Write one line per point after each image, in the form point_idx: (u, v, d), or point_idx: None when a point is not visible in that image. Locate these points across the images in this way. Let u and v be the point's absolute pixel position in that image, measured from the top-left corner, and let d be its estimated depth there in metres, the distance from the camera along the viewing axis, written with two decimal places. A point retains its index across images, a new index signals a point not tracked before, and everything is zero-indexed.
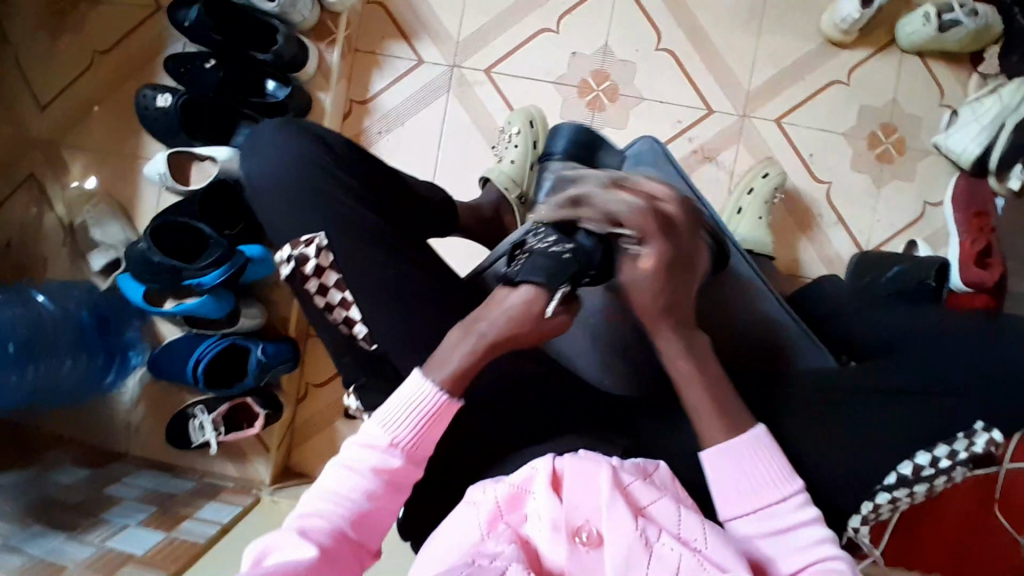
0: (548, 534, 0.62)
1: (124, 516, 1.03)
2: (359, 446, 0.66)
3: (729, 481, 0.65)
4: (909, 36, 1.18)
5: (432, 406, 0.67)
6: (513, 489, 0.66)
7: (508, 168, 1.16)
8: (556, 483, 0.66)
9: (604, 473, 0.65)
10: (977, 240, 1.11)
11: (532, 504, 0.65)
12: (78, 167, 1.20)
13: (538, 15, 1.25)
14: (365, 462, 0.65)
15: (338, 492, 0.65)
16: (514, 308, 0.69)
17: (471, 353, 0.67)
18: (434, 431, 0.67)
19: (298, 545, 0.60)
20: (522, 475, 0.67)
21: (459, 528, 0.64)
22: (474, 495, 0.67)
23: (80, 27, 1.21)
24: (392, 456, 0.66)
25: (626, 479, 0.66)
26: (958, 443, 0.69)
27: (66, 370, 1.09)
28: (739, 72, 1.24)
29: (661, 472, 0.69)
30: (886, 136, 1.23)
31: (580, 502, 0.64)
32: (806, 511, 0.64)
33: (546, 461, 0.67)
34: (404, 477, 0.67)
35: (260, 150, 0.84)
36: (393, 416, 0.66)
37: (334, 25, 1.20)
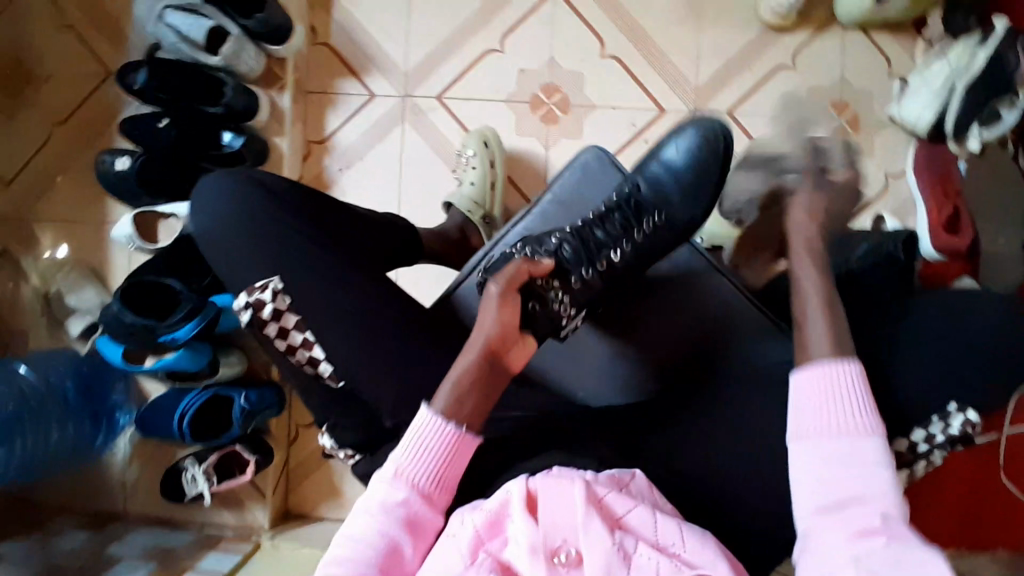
0: (526, 556, 0.62)
1: (126, 574, 1.04)
2: (372, 488, 0.67)
3: (806, 410, 0.61)
4: (850, 10, 1.18)
5: (444, 437, 0.68)
6: (491, 514, 0.66)
7: (469, 190, 1.18)
8: (531, 505, 0.66)
9: (577, 489, 0.65)
10: (944, 207, 1.13)
11: (512, 529, 0.65)
12: (49, 238, 1.22)
13: (482, 36, 1.27)
14: (381, 498, 0.66)
15: (359, 533, 0.64)
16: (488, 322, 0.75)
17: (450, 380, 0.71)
18: (449, 469, 0.68)
19: None
20: (497, 499, 0.66)
21: (444, 560, 0.63)
22: (453, 527, 0.66)
23: (37, 103, 1.24)
24: (399, 488, 0.66)
25: (602, 491, 0.66)
26: (934, 426, 0.73)
27: (56, 438, 1.12)
28: (687, 69, 1.25)
29: (639, 481, 0.70)
30: (841, 113, 1.24)
31: (557, 521, 0.64)
32: (870, 443, 0.58)
33: (519, 483, 0.66)
34: (429, 518, 0.67)
35: (206, 200, 0.85)
36: (401, 449, 0.68)
37: (281, 71, 1.22)
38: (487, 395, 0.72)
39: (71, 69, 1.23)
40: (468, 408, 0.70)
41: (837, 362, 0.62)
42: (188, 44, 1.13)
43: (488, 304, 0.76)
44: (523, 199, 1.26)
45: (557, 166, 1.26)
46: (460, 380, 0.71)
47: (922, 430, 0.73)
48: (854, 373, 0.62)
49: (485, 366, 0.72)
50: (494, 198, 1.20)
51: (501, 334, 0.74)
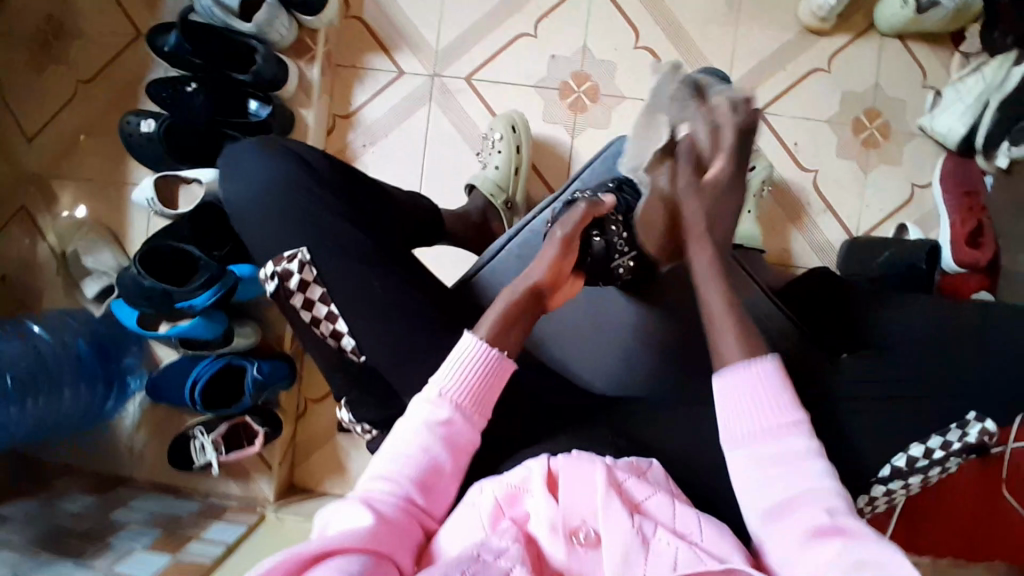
0: (546, 531, 0.62)
1: (129, 540, 1.04)
2: (415, 409, 0.67)
3: (731, 413, 0.63)
4: (889, 17, 1.17)
5: (484, 359, 0.69)
6: (511, 488, 0.66)
7: (494, 173, 1.17)
8: (552, 484, 0.66)
9: (598, 471, 0.65)
10: (969, 219, 1.12)
11: (531, 504, 0.64)
12: (69, 198, 1.21)
13: (516, 19, 1.26)
14: (425, 419, 0.66)
15: (400, 454, 0.65)
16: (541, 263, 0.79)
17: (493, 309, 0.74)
18: (489, 390, 0.69)
19: (357, 515, 0.60)
20: (519, 475, 0.66)
21: (466, 522, 0.63)
22: (472, 496, 0.66)
23: (63, 60, 1.22)
24: (443, 408, 0.67)
25: (621, 477, 0.66)
26: (952, 433, 0.70)
27: (68, 398, 1.10)
28: (720, 66, 1.24)
29: (656, 471, 0.70)
30: (871, 120, 1.23)
31: (577, 500, 0.64)
32: (805, 444, 0.60)
33: (540, 462, 0.67)
34: (467, 437, 0.68)
35: (239, 169, 0.85)
36: (448, 370, 0.69)
37: (312, 42, 1.22)
38: (524, 327, 0.74)
39: (99, 28, 1.21)
40: (509, 328, 0.72)
41: (751, 361, 0.64)
42: (223, 12, 1.11)
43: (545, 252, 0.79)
44: (547, 187, 1.24)
45: (583, 155, 1.24)
46: (508, 304, 0.74)
47: (941, 437, 0.70)
48: (770, 370, 0.63)
49: (529, 300, 0.75)
50: (518, 184, 1.18)
51: (553, 275, 0.78)
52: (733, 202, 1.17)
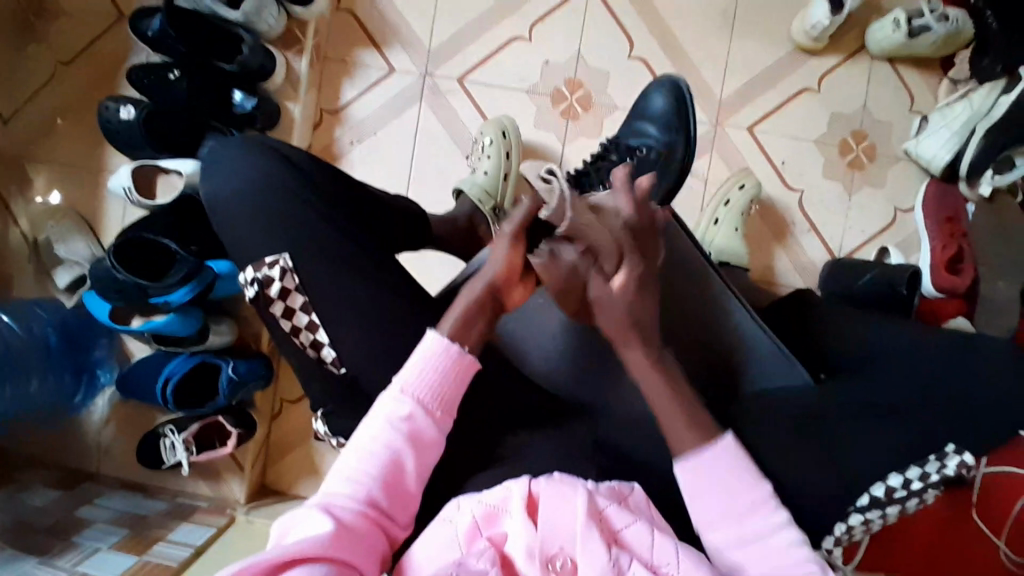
0: (523, 556, 0.61)
1: (95, 539, 1.01)
2: (378, 410, 0.66)
3: (698, 500, 0.64)
4: (880, 40, 1.18)
5: (448, 355, 0.68)
6: (489, 508, 0.65)
7: (482, 178, 1.16)
8: (531, 505, 0.65)
9: (580, 496, 0.64)
10: (949, 245, 1.14)
11: (509, 526, 0.64)
12: (43, 181, 1.17)
13: (510, 21, 1.24)
14: (386, 416, 0.65)
15: (364, 455, 0.64)
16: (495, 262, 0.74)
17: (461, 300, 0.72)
18: (452, 387, 0.68)
19: (314, 524, 0.59)
20: (498, 494, 0.66)
21: (442, 541, 0.63)
22: (448, 512, 0.66)
23: (42, 40, 1.18)
24: (406, 409, 0.66)
25: (603, 502, 0.65)
26: (930, 465, 0.69)
27: (35, 389, 1.07)
28: (713, 80, 1.24)
29: (637, 495, 0.69)
30: (858, 142, 1.24)
31: (555, 526, 0.63)
32: (773, 516, 0.63)
33: (521, 481, 0.66)
34: (433, 434, 0.67)
35: (222, 165, 0.82)
36: (409, 366, 0.67)
37: (301, 33, 1.19)
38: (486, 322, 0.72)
39: (80, 9, 1.17)
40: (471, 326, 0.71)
41: (714, 442, 0.65)
42: None
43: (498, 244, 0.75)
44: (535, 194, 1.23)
45: (572, 162, 1.24)
46: (470, 302, 0.71)
47: (919, 467, 0.68)
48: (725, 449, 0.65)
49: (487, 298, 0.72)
50: (505, 190, 1.18)
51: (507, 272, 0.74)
52: (721, 218, 1.17)
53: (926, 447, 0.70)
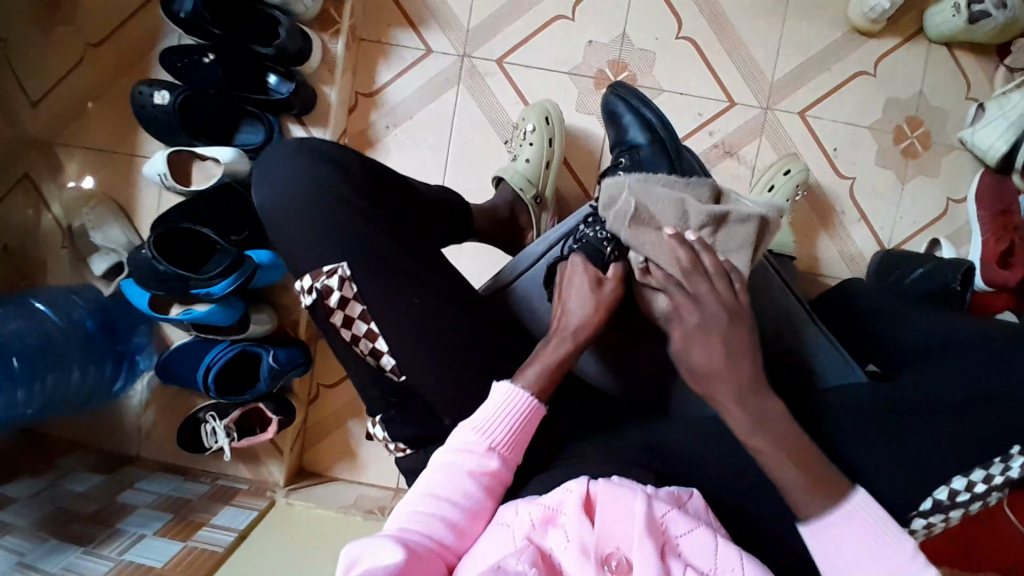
0: (575, 557, 0.59)
1: (141, 525, 1.02)
2: (456, 451, 0.67)
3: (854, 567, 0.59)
4: (938, 25, 1.13)
5: (517, 407, 0.69)
6: (546, 510, 0.63)
7: (524, 167, 1.12)
8: (588, 506, 0.63)
9: (638, 502, 0.62)
10: (1002, 239, 1.10)
11: (560, 530, 0.61)
12: (74, 167, 1.15)
13: (552, 0, 1.19)
14: (466, 465, 0.66)
15: (437, 494, 0.64)
16: (578, 299, 0.74)
17: (559, 358, 0.72)
18: (526, 436, 0.69)
19: (386, 552, 0.56)
20: (556, 496, 0.64)
21: (494, 545, 0.62)
22: (505, 516, 0.64)
23: (69, 19, 1.14)
24: (490, 458, 0.67)
25: (661, 510, 0.62)
26: (995, 468, 0.63)
27: (77, 378, 1.06)
28: (764, 62, 1.19)
29: (696, 501, 0.66)
30: (913, 129, 1.19)
31: (613, 526, 0.61)
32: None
33: (579, 484, 0.64)
34: (499, 478, 0.67)
35: (273, 166, 0.81)
36: (485, 417, 0.68)
37: (337, 14, 1.14)
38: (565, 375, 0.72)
39: None
40: (554, 379, 0.71)
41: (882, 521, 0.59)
42: None
43: (577, 291, 0.75)
44: (577, 182, 1.20)
45: None
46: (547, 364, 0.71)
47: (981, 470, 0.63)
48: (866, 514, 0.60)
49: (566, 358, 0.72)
50: (548, 177, 1.13)
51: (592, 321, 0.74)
52: (766, 205, 1.13)
53: (987, 452, 0.63)
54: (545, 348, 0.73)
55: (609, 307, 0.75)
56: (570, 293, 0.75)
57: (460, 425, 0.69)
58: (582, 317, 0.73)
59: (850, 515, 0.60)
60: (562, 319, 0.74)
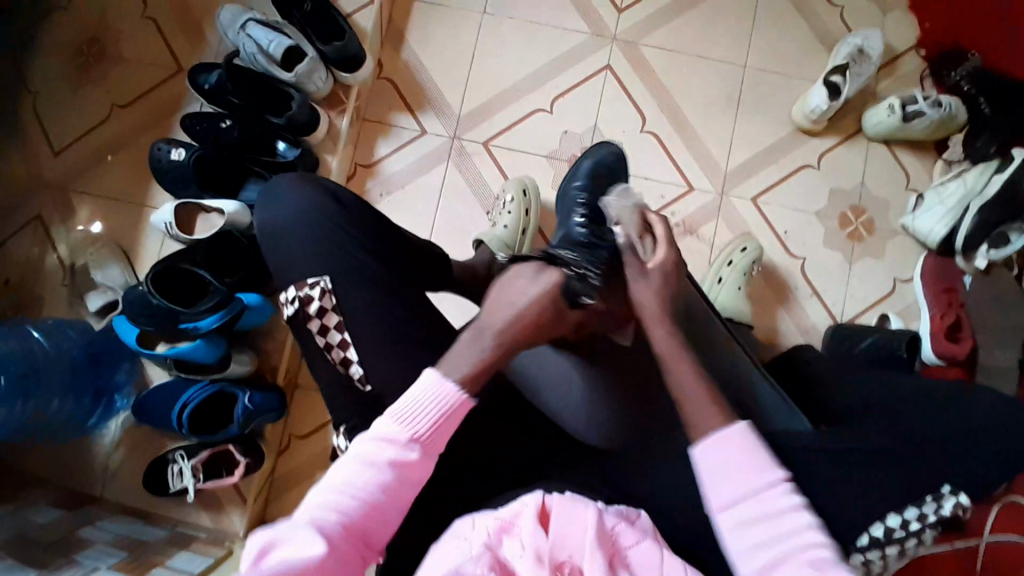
0: (530, 565, 0.62)
1: (96, 559, 1.01)
2: (376, 439, 0.66)
3: (721, 480, 0.66)
4: (876, 125, 1.28)
5: (445, 403, 0.68)
6: (501, 521, 0.66)
7: (502, 233, 1.23)
8: (543, 518, 0.67)
9: (589, 516, 0.66)
10: (948, 314, 1.19)
11: (516, 539, 0.65)
12: (85, 213, 1.26)
13: (534, 96, 1.36)
14: (385, 455, 0.66)
15: (355, 481, 0.65)
16: (521, 308, 0.76)
17: (485, 356, 0.72)
18: (448, 429, 0.69)
19: (304, 542, 0.59)
20: (511, 509, 0.67)
21: (449, 555, 0.65)
22: (464, 531, 0.67)
23: (106, 87, 1.30)
24: (411, 450, 0.67)
25: (611, 523, 0.67)
26: (927, 505, 0.75)
27: (54, 408, 1.10)
28: (719, 153, 1.34)
29: (644, 521, 0.71)
30: (856, 216, 1.31)
31: (567, 536, 0.65)
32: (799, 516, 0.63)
33: (534, 496, 0.68)
34: (416, 474, 0.67)
35: (273, 197, 0.90)
36: (408, 409, 0.68)
37: (345, 96, 1.31)
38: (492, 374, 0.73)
39: (145, 61, 1.31)
40: (480, 377, 0.71)
41: (736, 431, 0.67)
42: (266, 59, 1.22)
43: (517, 301, 0.76)
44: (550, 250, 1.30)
45: None
46: (477, 364, 0.71)
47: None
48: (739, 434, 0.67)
49: (495, 359, 0.72)
50: (523, 243, 1.24)
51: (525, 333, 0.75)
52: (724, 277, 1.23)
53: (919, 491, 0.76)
54: (471, 342, 0.73)
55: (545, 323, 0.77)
56: (522, 293, 0.76)
57: (383, 414, 0.68)
58: (517, 320, 0.75)
59: (732, 430, 0.67)
60: (494, 315, 0.75)
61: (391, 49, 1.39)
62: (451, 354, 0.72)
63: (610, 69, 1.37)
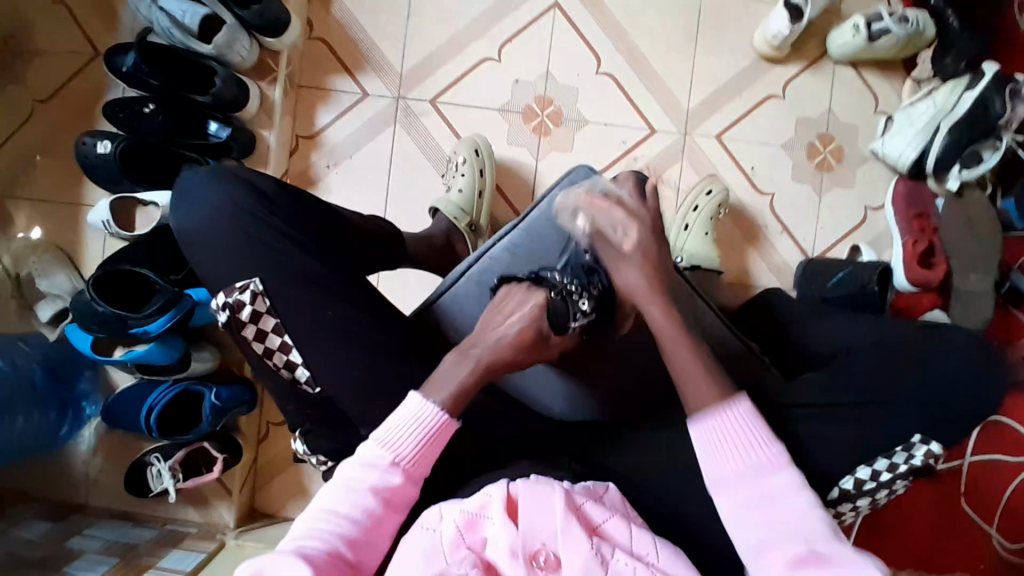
0: (506, 558, 0.60)
1: (86, 569, 1.00)
2: (360, 466, 0.67)
3: (719, 453, 0.65)
4: (841, 46, 1.21)
5: (428, 424, 0.68)
6: (469, 514, 0.63)
7: (457, 197, 1.17)
8: (511, 509, 0.64)
9: (558, 498, 0.63)
10: (920, 240, 1.15)
11: (489, 533, 0.62)
12: (24, 218, 1.19)
13: (480, 44, 1.27)
14: (368, 481, 0.66)
15: (337, 510, 0.64)
16: (497, 335, 0.73)
17: (467, 381, 0.70)
18: (432, 453, 0.68)
19: (292, 566, 0.58)
20: (478, 501, 0.64)
21: (417, 550, 0.62)
22: (430, 522, 0.64)
23: (20, 81, 1.20)
24: (393, 474, 0.67)
25: (580, 500, 0.65)
26: (897, 455, 0.70)
27: (21, 425, 1.07)
28: (680, 91, 1.27)
29: (612, 494, 0.69)
30: (825, 145, 1.26)
31: (538, 523, 0.62)
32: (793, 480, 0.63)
33: (500, 486, 0.65)
34: (401, 497, 0.67)
35: (188, 197, 0.83)
36: (392, 429, 0.68)
37: (274, 63, 1.22)
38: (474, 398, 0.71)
39: (55, 47, 1.20)
40: (462, 403, 0.70)
41: (726, 407, 0.66)
42: (182, 31, 1.11)
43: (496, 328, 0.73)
44: (510, 210, 1.26)
45: (547, 179, 1.26)
46: (459, 391, 0.70)
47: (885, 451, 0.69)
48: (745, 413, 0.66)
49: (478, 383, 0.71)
50: (481, 207, 1.19)
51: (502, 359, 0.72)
52: (691, 223, 1.18)
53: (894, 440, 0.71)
54: (453, 367, 0.72)
55: (522, 348, 0.73)
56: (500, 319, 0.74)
57: (366, 439, 0.68)
58: (498, 348, 0.73)
59: (738, 409, 0.66)
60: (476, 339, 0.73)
61: (320, 6, 1.28)
62: (433, 379, 0.71)
63: (558, 7, 1.27)
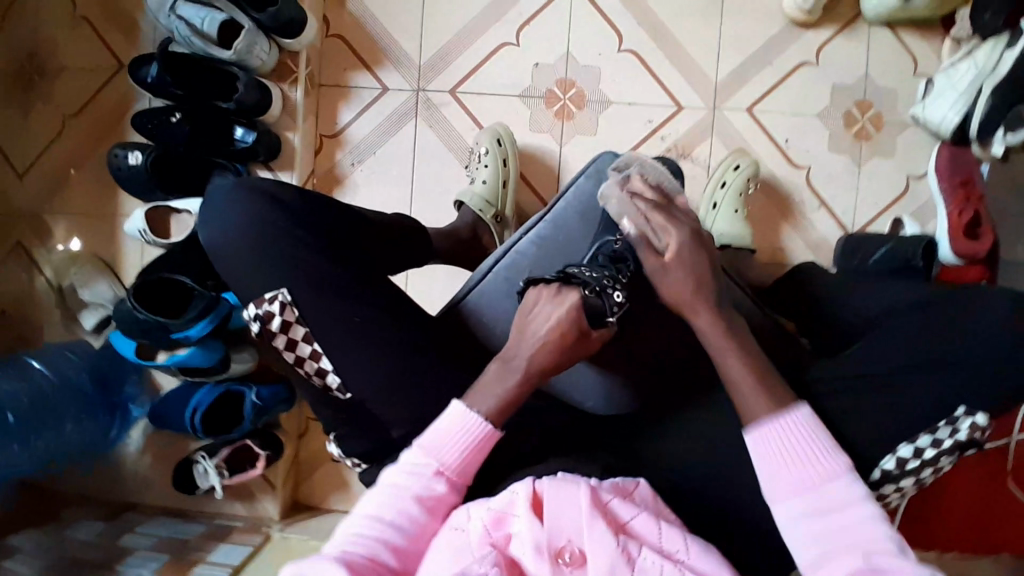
0: (530, 556, 0.58)
1: (139, 566, 1.04)
2: (404, 471, 0.64)
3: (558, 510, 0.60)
4: (874, 7, 1.14)
5: (473, 433, 0.66)
6: (494, 512, 0.61)
7: (481, 188, 1.16)
8: (537, 506, 0.61)
9: (583, 494, 0.60)
10: (965, 210, 1.09)
11: (516, 533, 0.60)
12: (62, 230, 1.23)
13: (497, 29, 1.25)
14: (412, 488, 0.63)
15: (380, 518, 0.62)
16: (535, 336, 0.69)
17: (518, 386, 0.68)
18: (475, 461, 0.66)
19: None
20: (504, 498, 0.62)
21: (447, 552, 0.60)
22: (458, 521, 0.62)
23: (50, 97, 1.23)
24: (437, 482, 0.64)
25: (606, 496, 0.62)
26: (941, 430, 0.65)
27: (71, 432, 1.12)
28: (706, 64, 1.23)
29: (643, 489, 0.65)
30: (862, 113, 1.21)
31: (562, 519, 0.59)
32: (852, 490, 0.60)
33: (524, 483, 0.62)
34: (444, 507, 0.64)
35: (215, 206, 0.83)
36: (438, 434, 0.66)
37: (294, 64, 1.20)
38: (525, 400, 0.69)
39: (81, 61, 1.22)
40: (510, 408, 0.67)
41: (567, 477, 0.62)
42: (201, 39, 1.11)
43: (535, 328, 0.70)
44: (536, 197, 1.24)
45: (572, 163, 1.24)
46: (509, 395, 0.67)
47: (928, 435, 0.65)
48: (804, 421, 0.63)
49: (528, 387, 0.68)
50: (506, 196, 1.18)
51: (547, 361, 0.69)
52: (719, 202, 1.15)
53: None
54: (501, 372, 0.69)
55: (562, 350, 0.70)
56: (534, 321, 0.70)
57: (409, 445, 0.66)
58: (541, 350, 0.69)
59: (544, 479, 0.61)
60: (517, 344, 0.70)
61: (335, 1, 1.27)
62: (480, 384, 0.69)
63: None
